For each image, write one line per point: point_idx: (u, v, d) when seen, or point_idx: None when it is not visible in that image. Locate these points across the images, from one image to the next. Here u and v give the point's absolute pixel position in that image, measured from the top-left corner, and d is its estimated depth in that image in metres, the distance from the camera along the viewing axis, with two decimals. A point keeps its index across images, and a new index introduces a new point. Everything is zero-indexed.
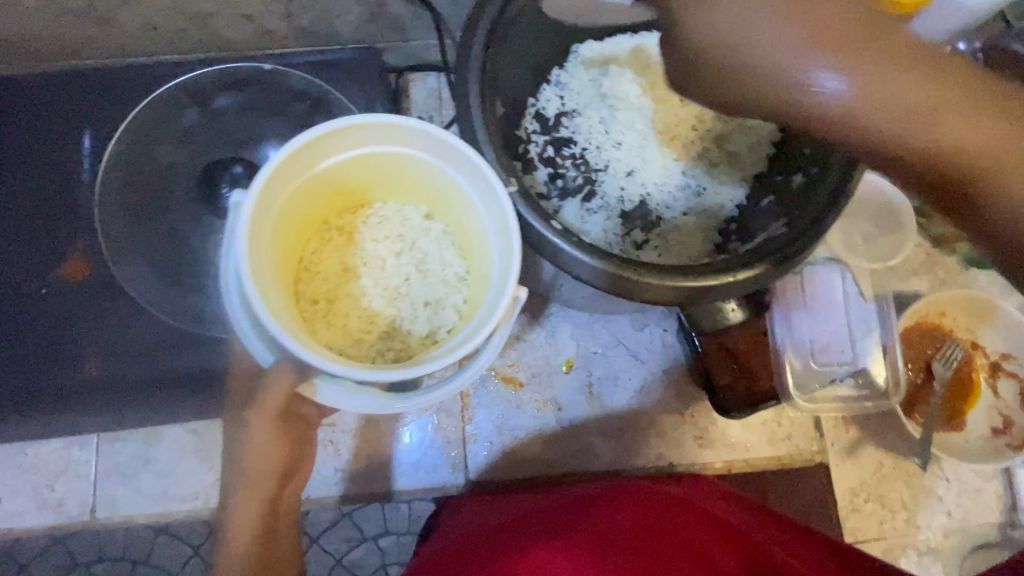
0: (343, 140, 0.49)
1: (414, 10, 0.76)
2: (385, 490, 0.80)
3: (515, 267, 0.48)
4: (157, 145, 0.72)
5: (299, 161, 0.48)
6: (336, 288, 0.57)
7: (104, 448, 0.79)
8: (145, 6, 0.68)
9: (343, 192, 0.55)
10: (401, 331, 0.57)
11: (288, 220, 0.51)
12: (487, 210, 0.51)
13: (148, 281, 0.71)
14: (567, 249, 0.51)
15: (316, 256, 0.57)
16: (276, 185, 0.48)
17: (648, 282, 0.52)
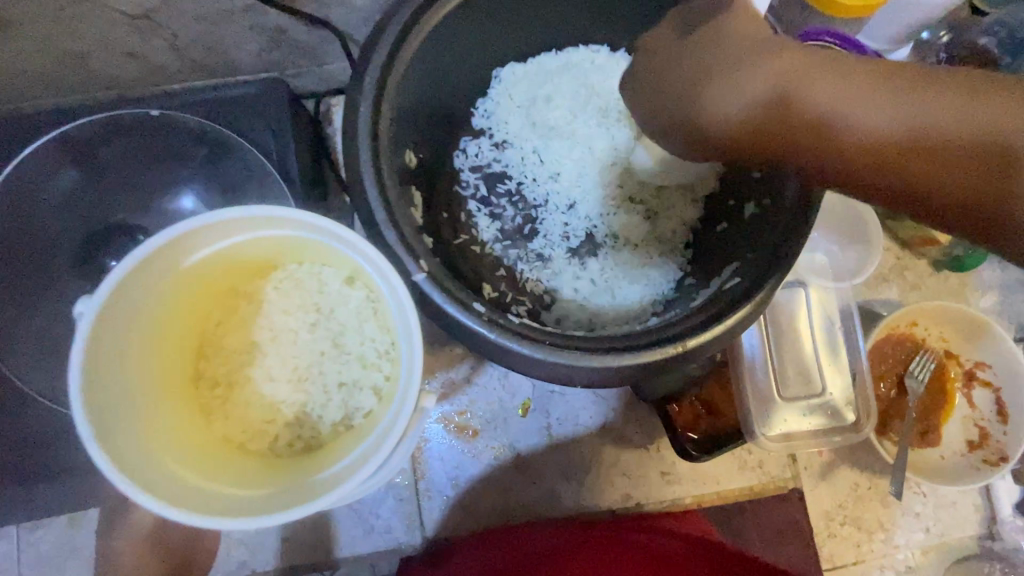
0: (220, 225, 0.43)
1: (320, 34, 0.67)
2: (336, 556, 0.75)
3: (417, 373, 0.43)
4: (39, 209, 0.64)
5: (165, 252, 0.42)
6: (236, 370, 0.49)
7: (23, 538, 0.72)
8: (0, 54, 0.59)
9: (244, 262, 0.49)
10: (311, 419, 0.49)
11: (166, 308, 0.46)
12: (391, 299, 0.44)
13: (41, 362, 0.63)
14: (485, 332, 0.45)
15: (219, 330, 0.50)
16: (138, 280, 0.42)
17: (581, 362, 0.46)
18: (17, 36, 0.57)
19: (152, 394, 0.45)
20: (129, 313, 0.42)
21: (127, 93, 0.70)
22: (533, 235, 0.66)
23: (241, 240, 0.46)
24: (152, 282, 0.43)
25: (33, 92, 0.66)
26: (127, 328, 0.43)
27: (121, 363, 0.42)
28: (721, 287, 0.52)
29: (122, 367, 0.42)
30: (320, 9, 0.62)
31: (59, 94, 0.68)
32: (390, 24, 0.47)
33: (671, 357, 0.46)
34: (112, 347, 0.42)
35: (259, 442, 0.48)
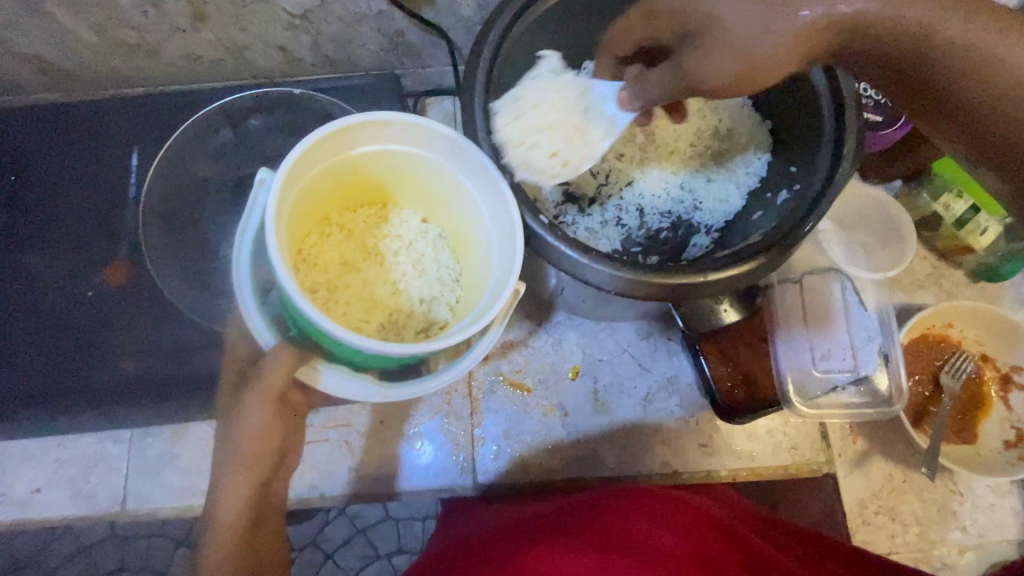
0: (367, 133, 0.53)
1: (431, 40, 0.82)
2: (396, 490, 0.83)
3: (517, 262, 0.51)
4: (196, 161, 0.79)
5: (328, 148, 0.52)
6: (336, 280, 0.60)
7: (135, 443, 0.83)
8: (191, 38, 0.76)
9: (353, 187, 0.59)
10: (398, 323, 0.61)
11: (304, 204, 0.54)
12: (488, 208, 0.55)
13: (180, 283, 0.76)
14: (551, 240, 0.53)
15: (317, 247, 0.60)
16: (306, 164, 0.51)
17: (625, 275, 0.53)
18: (206, 25, 0.75)
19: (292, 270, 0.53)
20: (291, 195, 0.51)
21: (271, 81, 0.87)
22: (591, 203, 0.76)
23: (372, 154, 0.55)
24: (310, 173, 0.52)
25: (202, 73, 0.83)
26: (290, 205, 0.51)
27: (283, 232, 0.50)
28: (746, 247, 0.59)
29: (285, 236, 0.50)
30: (435, 16, 0.77)
31: (221, 77, 0.85)
32: (502, 12, 0.60)
33: (694, 284, 0.54)
34: (282, 215, 0.49)
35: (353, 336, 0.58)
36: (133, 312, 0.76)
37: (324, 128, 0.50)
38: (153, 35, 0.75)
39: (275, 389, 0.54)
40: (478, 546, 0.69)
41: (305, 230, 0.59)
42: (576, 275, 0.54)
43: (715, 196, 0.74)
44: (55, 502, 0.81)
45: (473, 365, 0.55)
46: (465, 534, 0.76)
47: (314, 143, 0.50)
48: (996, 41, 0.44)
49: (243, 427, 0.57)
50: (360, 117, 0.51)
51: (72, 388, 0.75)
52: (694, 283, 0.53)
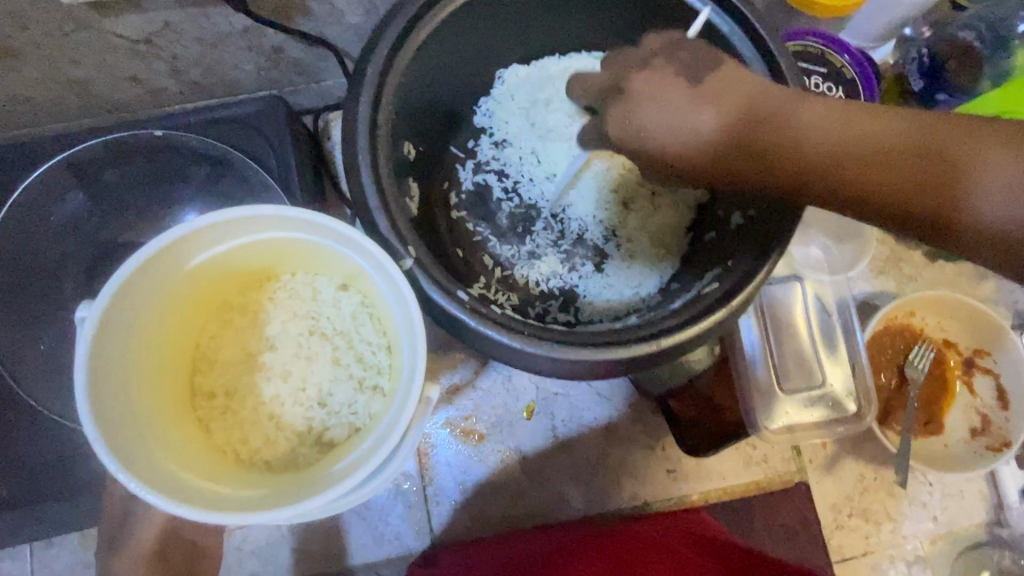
0: (220, 231, 0.44)
1: (316, 52, 0.69)
2: (347, 565, 0.75)
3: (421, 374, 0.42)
4: (46, 231, 0.66)
5: (172, 257, 0.43)
6: (235, 379, 0.51)
7: (38, 557, 0.73)
8: (7, 80, 0.61)
9: (242, 274, 0.50)
10: (315, 427, 0.50)
11: (169, 319, 0.47)
12: (390, 292, 0.44)
13: (50, 383, 0.64)
14: (474, 325, 0.45)
15: (215, 342, 0.51)
16: (145, 283, 0.43)
17: (563, 359, 0.45)
18: (22, 63, 0.59)
19: (153, 402, 0.45)
20: (134, 314, 0.43)
21: (132, 116, 0.72)
22: (528, 232, 0.67)
23: (242, 244, 0.46)
24: (160, 286, 0.44)
25: (38, 117, 0.67)
26: (130, 333, 0.43)
27: (120, 371, 0.42)
28: (700, 291, 0.51)
29: (127, 372, 0.43)
30: (315, 26, 0.64)
31: (64, 118, 0.69)
32: (383, 34, 0.48)
33: (646, 355, 0.46)
34: (116, 349, 0.42)
35: (254, 452, 0.48)
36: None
37: (158, 241, 0.42)
38: None
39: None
40: None
41: (193, 329, 0.50)
42: (510, 361, 0.46)
43: (665, 209, 0.65)
44: None
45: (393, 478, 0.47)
46: None
47: (145, 263, 0.42)
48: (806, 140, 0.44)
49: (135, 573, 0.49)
50: (202, 222, 0.42)
51: None
52: (647, 355, 0.46)
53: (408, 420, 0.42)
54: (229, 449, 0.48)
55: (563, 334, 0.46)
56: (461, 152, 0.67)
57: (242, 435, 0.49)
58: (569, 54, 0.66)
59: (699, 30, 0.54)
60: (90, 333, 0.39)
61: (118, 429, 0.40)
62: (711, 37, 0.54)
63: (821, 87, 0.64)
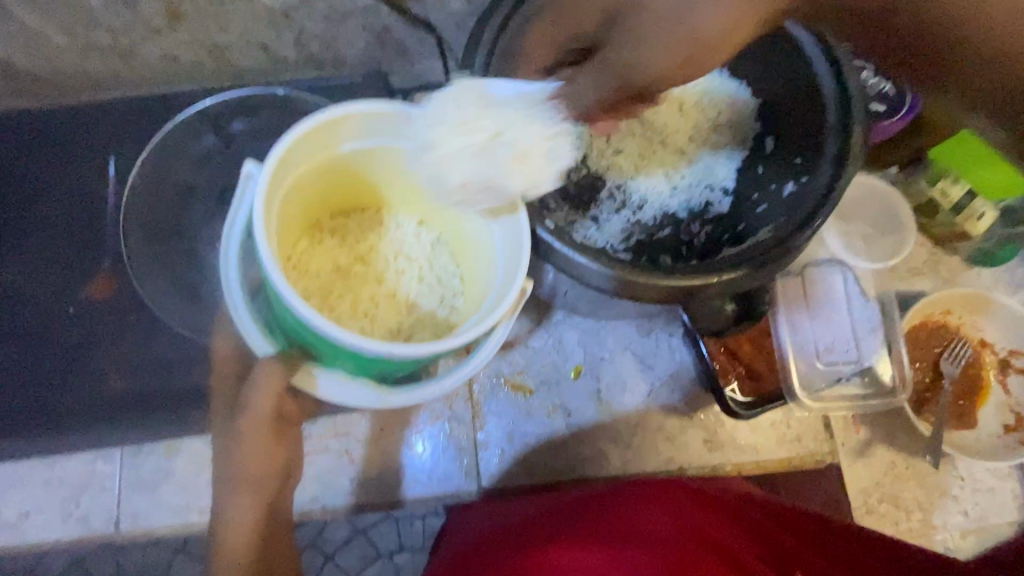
0: (356, 125, 0.50)
1: (417, 34, 0.79)
2: (398, 498, 0.82)
3: (522, 267, 0.49)
4: (177, 168, 0.77)
5: (317, 141, 0.49)
6: (329, 286, 0.58)
7: (127, 461, 0.79)
8: (166, 40, 0.73)
9: (347, 186, 0.57)
10: (402, 331, 0.58)
11: (289, 210, 0.52)
12: (492, 207, 0.53)
13: (169, 299, 0.74)
14: (561, 248, 0.53)
15: (304, 255, 0.57)
16: (295, 159, 0.48)
17: (635, 282, 0.53)
18: (182, 26, 0.71)
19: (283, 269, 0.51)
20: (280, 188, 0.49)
21: (253, 81, 0.83)
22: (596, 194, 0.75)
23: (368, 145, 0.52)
24: (298, 170, 0.50)
25: (180, 76, 0.79)
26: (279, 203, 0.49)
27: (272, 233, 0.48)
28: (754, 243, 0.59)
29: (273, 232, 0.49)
30: (423, 11, 0.75)
31: (200, 79, 0.81)
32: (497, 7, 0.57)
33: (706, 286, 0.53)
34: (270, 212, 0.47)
35: None
36: (125, 327, 0.75)
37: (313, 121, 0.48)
38: (126, 36, 0.71)
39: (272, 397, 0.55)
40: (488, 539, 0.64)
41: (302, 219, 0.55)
42: (588, 283, 0.54)
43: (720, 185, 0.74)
44: (46, 526, 0.77)
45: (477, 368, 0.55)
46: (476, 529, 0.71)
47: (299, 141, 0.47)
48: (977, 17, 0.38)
49: (245, 446, 0.58)
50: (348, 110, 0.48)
51: (71, 407, 0.74)
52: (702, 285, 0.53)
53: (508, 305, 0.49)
54: None
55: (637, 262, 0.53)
56: None
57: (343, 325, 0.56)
58: None
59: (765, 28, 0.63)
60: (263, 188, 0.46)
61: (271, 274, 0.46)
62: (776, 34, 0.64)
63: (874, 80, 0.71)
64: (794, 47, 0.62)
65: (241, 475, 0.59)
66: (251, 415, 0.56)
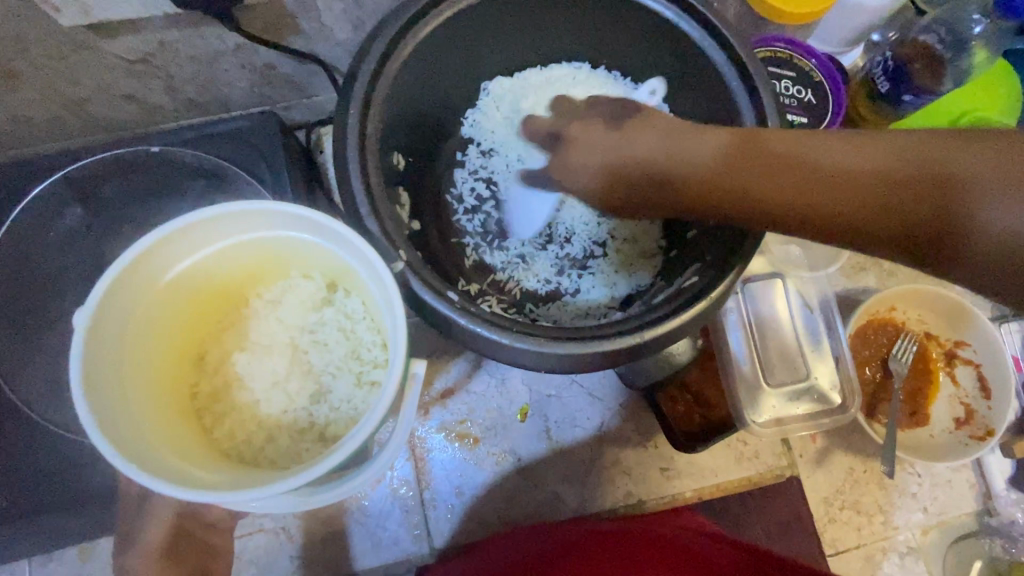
0: (198, 232, 0.45)
1: (307, 68, 0.71)
2: (345, 571, 0.76)
3: (401, 343, 0.44)
4: (46, 247, 0.68)
5: (152, 263, 0.44)
6: (225, 389, 0.50)
7: (37, 572, 0.71)
8: (8, 102, 0.63)
9: (224, 292, 0.51)
10: (317, 419, 0.51)
11: (157, 329, 0.47)
12: (367, 279, 0.46)
13: (53, 394, 0.66)
14: (464, 322, 0.46)
15: (202, 360, 0.51)
16: (126, 291, 0.43)
17: (550, 355, 0.47)
18: (23, 84, 0.61)
19: (154, 406, 0.45)
20: (123, 318, 0.44)
21: (129, 133, 0.74)
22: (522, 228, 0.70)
23: (221, 246, 0.47)
24: (140, 296, 0.45)
25: (38, 136, 0.70)
26: (122, 337, 0.44)
27: (117, 373, 0.43)
28: (682, 286, 0.54)
29: (120, 371, 0.43)
30: (306, 43, 0.66)
31: (64, 137, 0.71)
32: (372, 48, 0.50)
33: (631, 347, 0.48)
34: (112, 349, 0.43)
35: (257, 453, 0.48)
36: None
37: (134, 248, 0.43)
38: None
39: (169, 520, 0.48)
40: None
41: (186, 343, 0.50)
42: (502, 358, 0.48)
43: None
44: None
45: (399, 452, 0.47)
46: None
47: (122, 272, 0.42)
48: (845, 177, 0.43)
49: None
50: (173, 225, 0.44)
51: None
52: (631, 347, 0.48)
53: (390, 386, 0.43)
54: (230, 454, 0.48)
55: (550, 330, 0.48)
56: (458, 162, 0.70)
57: (246, 433, 0.49)
58: (550, 65, 0.69)
59: (674, 41, 0.57)
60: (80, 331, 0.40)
61: (112, 424, 0.41)
62: (685, 46, 0.56)
63: (791, 90, 0.67)
64: (706, 65, 0.55)
65: None
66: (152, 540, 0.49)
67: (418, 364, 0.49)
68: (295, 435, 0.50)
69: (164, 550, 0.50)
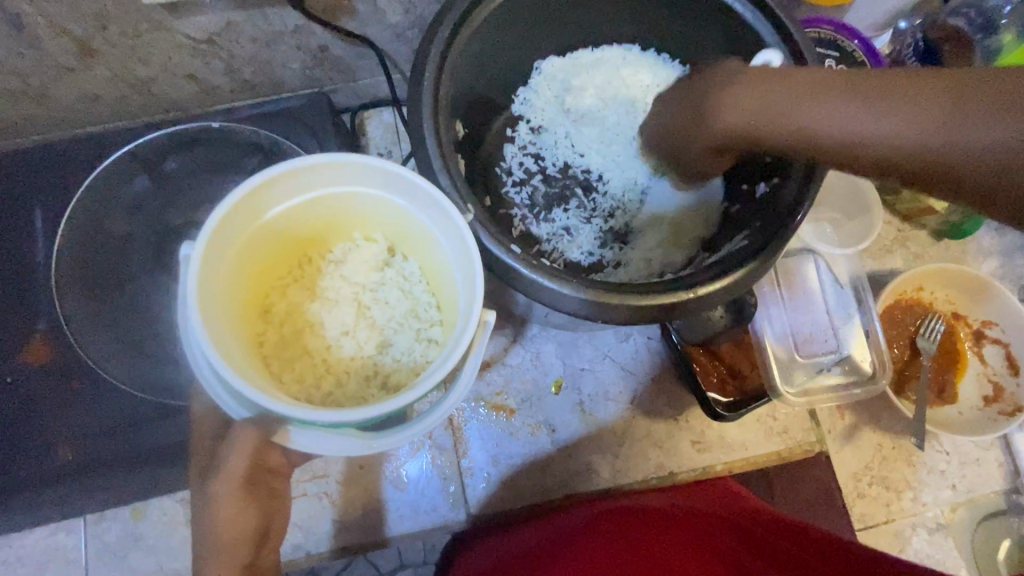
0: (291, 182, 0.48)
1: (357, 51, 0.75)
2: (385, 536, 0.78)
3: (480, 293, 0.47)
4: (111, 217, 0.72)
5: (249, 206, 0.47)
6: (296, 338, 0.54)
7: (90, 530, 0.73)
8: (81, 78, 0.67)
9: (294, 244, 0.54)
10: (382, 368, 0.55)
11: (242, 272, 0.49)
12: (446, 238, 0.50)
13: (117, 356, 0.69)
14: (527, 272, 0.49)
15: (272, 309, 0.54)
16: (227, 234, 0.46)
17: (611, 307, 0.50)
18: (97, 62, 0.65)
19: (245, 344, 0.48)
20: (220, 257, 0.46)
21: (186, 114, 0.77)
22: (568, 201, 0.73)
23: (308, 197, 0.49)
24: (235, 238, 0.47)
25: (104, 114, 0.74)
26: (220, 277, 0.46)
27: (217, 308, 0.45)
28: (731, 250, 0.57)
29: (220, 307, 0.46)
30: (359, 25, 0.70)
31: (126, 115, 0.75)
32: (441, 22, 0.54)
33: (683, 301, 0.51)
34: (212, 283, 0.45)
35: (327, 397, 0.52)
36: (67, 392, 0.69)
37: (238, 190, 0.45)
38: (37, 78, 0.65)
39: (244, 459, 0.51)
40: None
41: (260, 291, 0.53)
42: (559, 309, 0.50)
43: None
44: None
45: (461, 400, 0.51)
46: None
47: (226, 214, 0.45)
48: (830, 128, 0.45)
49: (215, 514, 0.53)
50: (274, 171, 0.46)
51: (18, 482, 0.68)
52: (682, 302, 0.50)
53: (468, 332, 0.46)
54: (303, 396, 0.51)
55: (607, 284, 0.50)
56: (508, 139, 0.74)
57: (318, 378, 0.53)
58: (600, 47, 0.73)
59: (724, 20, 0.60)
60: (195, 268, 0.43)
61: (225, 356, 0.44)
62: (735, 23, 0.59)
63: (838, 69, 0.69)
64: (757, 42, 0.59)
65: (209, 549, 0.54)
66: (223, 480, 0.53)
67: (488, 313, 0.51)
68: (361, 383, 0.54)
69: (235, 490, 0.53)
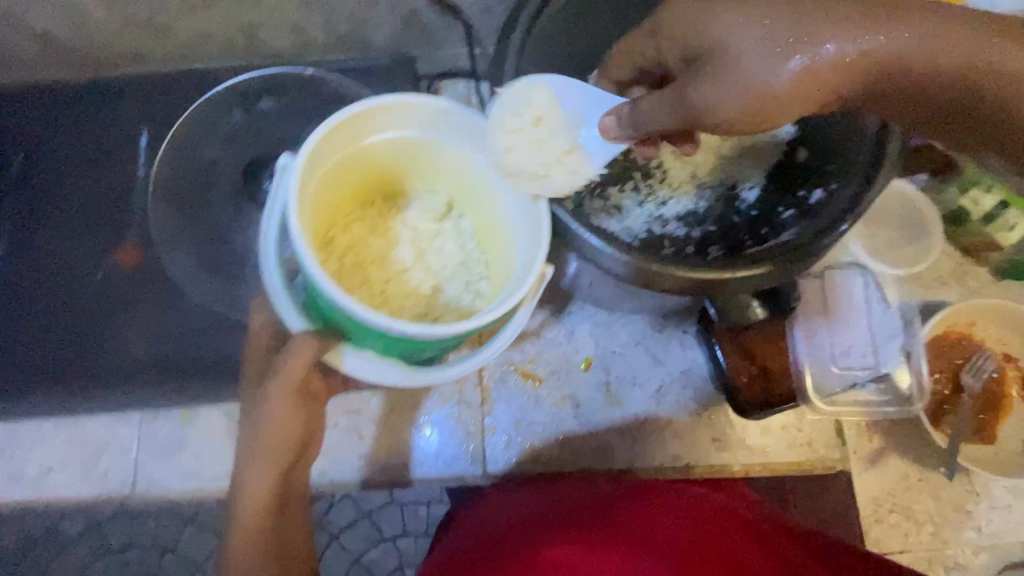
0: (382, 118, 0.53)
1: (446, 20, 0.79)
2: (406, 478, 0.82)
3: (543, 245, 0.51)
4: (206, 145, 0.80)
5: (344, 134, 0.52)
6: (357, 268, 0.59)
7: (145, 425, 0.75)
8: (199, 17, 0.74)
9: (367, 181, 0.59)
10: (429, 311, 0.60)
11: (322, 195, 0.54)
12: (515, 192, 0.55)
13: (195, 270, 0.77)
14: (582, 230, 0.54)
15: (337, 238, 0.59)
16: (323, 153, 0.51)
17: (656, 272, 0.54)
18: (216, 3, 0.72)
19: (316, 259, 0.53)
20: (313, 174, 0.51)
21: (283, 62, 0.84)
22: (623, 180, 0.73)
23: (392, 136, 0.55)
24: (326, 160, 0.52)
25: (213, 54, 0.81)
26: (308, 192, 0.51)
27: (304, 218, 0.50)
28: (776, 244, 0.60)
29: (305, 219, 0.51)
30: None
31: (231, 57, 0.82)
32: None
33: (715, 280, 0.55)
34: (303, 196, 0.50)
35: None
36: (148, 296, 0.77)
37: (340, 115, 0.50)
38: (162, 12, 0.72)
39: (298, 367, 0.56)
40: (482, 544, 0.64)
41: (330, 218, 0.58)
42: (608, 269, 0.55)
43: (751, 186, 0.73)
44: (64, 485, 0.73)
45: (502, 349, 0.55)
46: (463, 539, 0.70)
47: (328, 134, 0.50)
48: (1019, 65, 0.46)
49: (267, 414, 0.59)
50: (374, 103, 0.51)
51: (95, 368, 0.75)
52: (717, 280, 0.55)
53: (529, 279, 0.50)
54: None
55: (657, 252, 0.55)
56: None
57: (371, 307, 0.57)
58: None
59: None
60: (296, 174, 0.48)
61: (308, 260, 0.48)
62: None
63: None
64: None
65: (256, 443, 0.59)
66: (279, 382, 0.57)
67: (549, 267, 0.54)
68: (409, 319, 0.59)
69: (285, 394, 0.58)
